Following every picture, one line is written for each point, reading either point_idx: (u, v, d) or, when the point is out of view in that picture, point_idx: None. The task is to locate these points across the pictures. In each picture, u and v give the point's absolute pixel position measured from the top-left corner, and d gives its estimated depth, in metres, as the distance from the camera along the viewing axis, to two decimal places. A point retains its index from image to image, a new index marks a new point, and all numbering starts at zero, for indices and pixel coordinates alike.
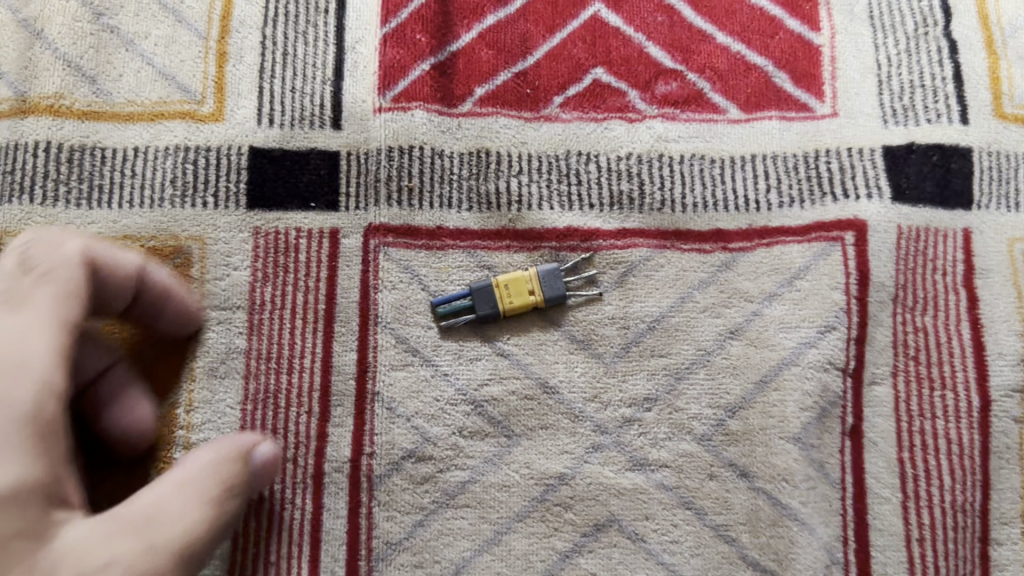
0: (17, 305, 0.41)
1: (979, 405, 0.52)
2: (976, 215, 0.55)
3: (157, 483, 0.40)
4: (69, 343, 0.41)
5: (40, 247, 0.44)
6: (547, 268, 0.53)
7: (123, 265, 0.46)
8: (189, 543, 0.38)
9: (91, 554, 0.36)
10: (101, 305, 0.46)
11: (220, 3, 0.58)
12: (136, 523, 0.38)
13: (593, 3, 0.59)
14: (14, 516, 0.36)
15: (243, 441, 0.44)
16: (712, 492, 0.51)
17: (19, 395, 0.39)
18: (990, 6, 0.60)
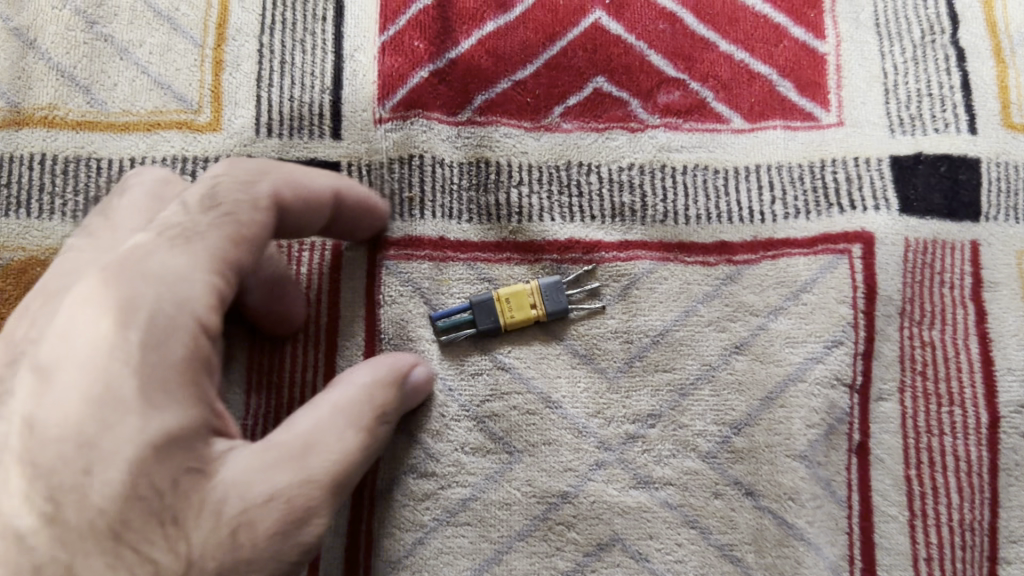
0: (182, 236, 0.40)
1: (987, 420, 0.52)
2: (984, 227, 0.54)
3: (318, 405, 0.43)
4: (228, 278, 0.41)
5: (226, 179, 0.43)
6: (550, 281, 0.52)
7: (316, 200, 0.46)
8: (340, 472, 0.41)
9: (252, 486, 0.38)
10: (300, 232, 0.47)
11: (215, 9, 0.57)
12: (298, 450, 0.40)
13: (594, 10, 0.58)
14: (183, 454, 0.37)
15: (393, 367, 0.47)
16: (716, 511, 0.50)
17: (174, 334, 0.38)
18: (998, 13, 0.59)
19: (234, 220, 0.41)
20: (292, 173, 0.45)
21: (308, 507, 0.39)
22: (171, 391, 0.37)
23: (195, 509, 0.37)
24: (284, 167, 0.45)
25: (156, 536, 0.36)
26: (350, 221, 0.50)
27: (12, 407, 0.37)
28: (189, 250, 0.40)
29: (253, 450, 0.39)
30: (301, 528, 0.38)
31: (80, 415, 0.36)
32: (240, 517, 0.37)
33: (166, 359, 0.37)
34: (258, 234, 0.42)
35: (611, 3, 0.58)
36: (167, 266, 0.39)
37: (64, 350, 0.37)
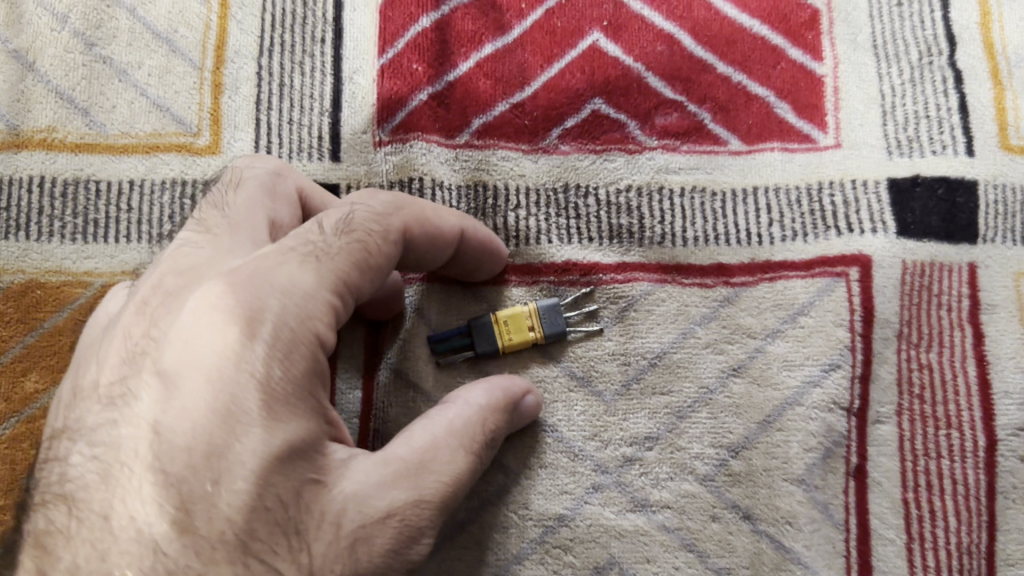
0: (312, 255, 0.40)
1: (985, 444, 0.52)
2: (982, 250, 0.54)
3: (433, 420, 0.43)
4: (346, 297, 0.41)
5: (361, 208, 0.43)
6: (548, 302, 0.52)
7: (443, 238, 0.47)
8: (450, 494, 0.41)
9: (371, 501, 0.39)
10: (421, 261, 0.48)
11: (214, 31, 0.57)
12: (414, 469, 0.40)
13: (591, 32, 0.58)
14: (305, 465, 0.37)
15: (508, 389, 0.47)
16: (714, 534, 0.50)
17: (299, 349, 0.38)
18: (995, 34, 0.59)
19: (365, 247, 0.42)
20: (426, 208, 0.46)
21: (418, 527, 0.40)
22: (295, 405, 0.38)
23: (317, 519, 0.37)
24: (422, 203, 0.46)
25: (281, 546, 0.36)
26: (473, 260, 0.51)
27: (138, 412, 0.37)
28: (314, 269, 0.40)
29: (373, 463, 0.40)
30: (412, 546, 0.39)
31: (207, 424, 0.36)
32: (359, 531, 0.38)
33: (291, 373, 0.38)
34: (382, 264, 0.43)
35: (609, 25, 0.59)
36: (291, 281, 0.39)
37: (190, 356, 0.37)
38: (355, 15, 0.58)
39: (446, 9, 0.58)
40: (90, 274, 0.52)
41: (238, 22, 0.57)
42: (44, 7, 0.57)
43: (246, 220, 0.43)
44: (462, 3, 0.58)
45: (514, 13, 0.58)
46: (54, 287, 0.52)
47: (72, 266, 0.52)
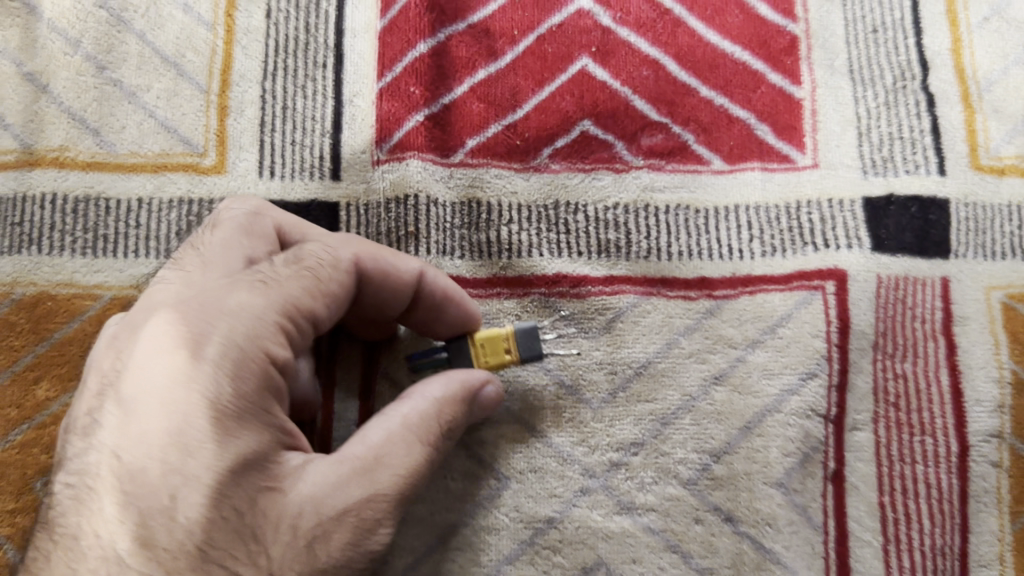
0: (261, 283, 0.44)
1: (958, 449, 0.54)
2: (954, 265, 0.57)
3: (388, 414, 0.44)
4: (295, 320, 0.44)
5: (313, 244, 0.47)
6: (525, 326, 0.51)
7: (400, 279, 0.49)
8: (407, 486, 0.43)
9: (327, 500, 0.41)
10: (380, 300, 0.50)
11: (220, 56, 0.59)
12: (367, 465, 0.42)
13: (581, 57, 0.61)
14: (257, 475, 0.40)
15: (466, 380, 0.47)
16: (697, 536, 0.52)
17: (247, 365, 0.41)
18: (966, 59, 0.61)
19: (315, 275, 0.45)
20: (383, 251, 0.49)
21: (374, 519, 0.41)
22: (245, 418, 0.40)
23: (271, 523, 0.40)
24: (380, 247, 0.49)
25: (239, 551, 0.39)
26: (434, 311, 0.51)
27: (104, 439, 0.40)
28: (260, 294, 0.43)
29: (322, 465, 0.42)
30: (371, 539, 0.41)
31: (161, 445, 0.39)
32: (314, 530, 0.40)
33: (240, 389, 0.41)
34: (336, 292, 0.46)
35: (597, 51, 0.61)
36: (241, 305, 0.43)
37: (145, 383, 0.41)
38: (355, 41, 0.60)
39: (442, 36, 0.61)
40: (100, 287, 0.55)
41: (243, 47, 0.60)
42: (57, 32, 0.59)
43: (221, 259, 0.46)
44: (457, 30, 0.61)
45: (507, 39, 0.61)
46: (65, 299, 0.54)
47: (82, 279, 0.55)
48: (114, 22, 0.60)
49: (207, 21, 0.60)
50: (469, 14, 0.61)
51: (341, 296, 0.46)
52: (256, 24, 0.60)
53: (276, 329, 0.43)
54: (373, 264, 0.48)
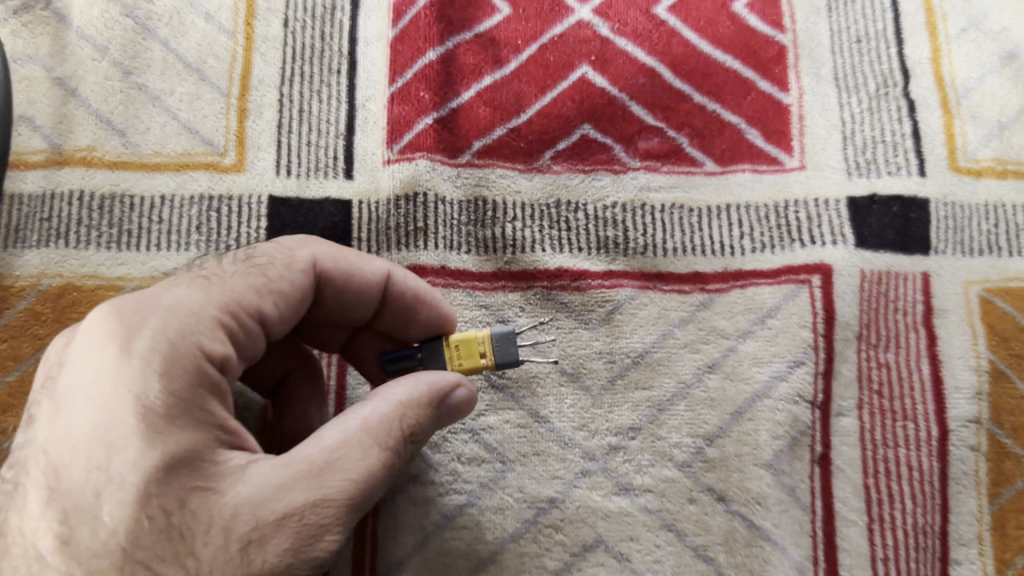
0: (200, 283, 0.45)
1: (938, 433, 0.57)
2: (934, 261, 0.60)
3: (346, 417, 0.43)
4: (236, 319, 0.45)
5: (266, 247, 0.49)
6: (502, 331, 0.49)
7: (363, 278, 0.50)
8: (357, 492, 0.42)
9: (265, 504, 0.40)
10: (345, 298, 0.51)
11: (240, 62, 0.63)
12: (318, 469, 0.41)
13: (581, 65, 0.65)
14: (188, 474, 0.40)
15: (434, 384, 0.46)
16: (691, 515, 0.55)
17: (178, 359, 0.41)
18: (945, 67, 0.64)
19: (262, 276, 0.47)
20: (345, 254, 0.51)
21: (320, 525, 0.40)
22: (178, 413, 0.40)
23: (202, 525, 0.39)
24: (342, 249, 0.51)
25: (163, 552, 0.38)
26: (404, 310, 0.52)
27: (39, 436, 0.41)
28: (199, 292, 0.44)
29: (269, 468, 0.41)
30: (313, 545, 0.40)
31: (87, 442, 0.40)
32: (251, 534, 0.39)
33: (173, 384, 0.41)
34: (284, 290, 0.47)
35: (596, 59, 0.65)
36: (178, 302, 0.43)
37: (77, 380, 0.41)
38: (368, 49, 0.64)
39: (451, 44, 0.64)
40: (123, 279, 0.58)
41: (262, 54, 0.63)
42: (85, 39, 0.63)
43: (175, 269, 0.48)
44: (464, 39, 0.64)
45: (512, 48, 0.65)
46: (90, 289, 0.57)
47: (106, 271, 0.58)
48: (140, 31, 0.63)
49: (228, 29, 0.64)
50: (476, 23, 0.65)
51: (292, 295, 0.48)
52: (274, 33, 0.64)
53: (214, 324, 0.44)
54: (336, 266, 0.50)
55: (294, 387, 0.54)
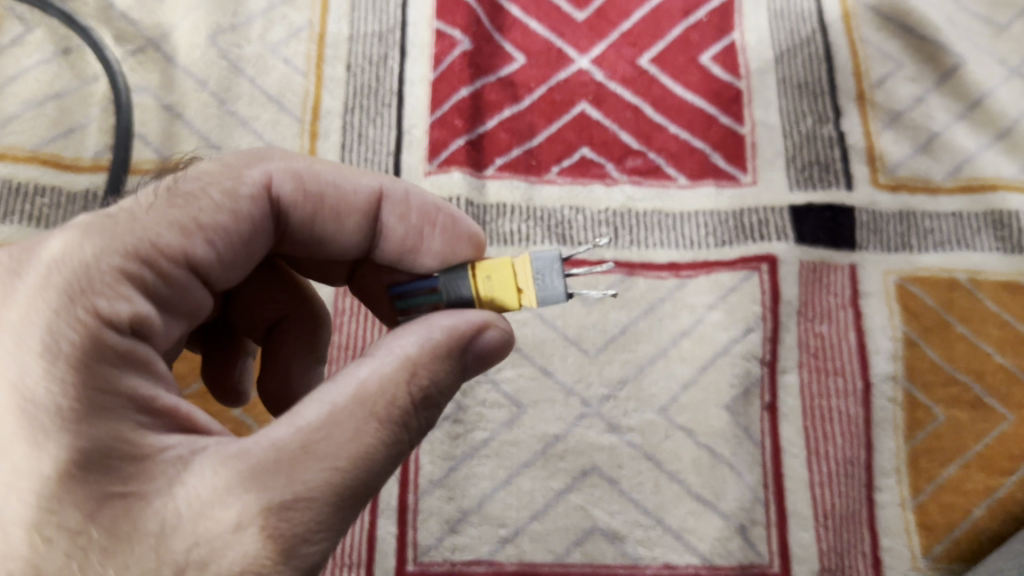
0: (103, 227, 0.44)
1: (863, 386, 0.71)
2: (860, 255, 0.75)
3: (335, 387, 0.42)
4: (147, 268, 0.45)
5: (205, 172, 0.49)
6: (545, 258, 0.44)
7: (354, 192, 0.52)
8: (345, 481, 0.40)
9: (214, 513, 0.38)
10: (338, 212, 0.52)
11: (312, 97, 0.79)
12: (295, 458, 0.39)
13: (580, 102, 0.80)
14: (95, 472, 0.38)
15: (451, 338, 0.44)
16: (667, 448, 0.69)
17: (67, 334, 0.41)
18: (869, 107, 0.80)
19: (192, 211, 0.47)
20: (324, 169, 0.52)
21: (297, 533, 0.39)
22: (76, 398, 0.39)
23: (126, 541, 0.38)
24: (326, 167, 0.52)
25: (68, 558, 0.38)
26: (409, 229, 0.53)
27: None
28: (93, 245, 0.43)
29: (219, 463, 0.40)
30: (289, 559, 0.39)
31: None
32: (200, 554, 0.38)
33: (66, 366, 0.40)
34: (218, 227, 0.47)
35: (592, 98, 0.81)
36: (71, 256, 0.43)
37: None
38: (413, 88, 0.80)
39: (477, 84, 0.80)
40: None
41: (329, 91, 0.80)
42: (189, 75, 0.79)
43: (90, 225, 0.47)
44: (489, 81, 0.80)
45: (527, 88, 0.80)
46: None
47: None
48: (232, 70, 0.80)
49: (302, 71, 0.80)
50: (497, 69, 0.81)
51: (233, 228, 0.48)
52: (338, 75, 0.80)
53: (118, 272, 0.43)
54: (300, 182, 0.51)
55: (285, 331, 0.62)
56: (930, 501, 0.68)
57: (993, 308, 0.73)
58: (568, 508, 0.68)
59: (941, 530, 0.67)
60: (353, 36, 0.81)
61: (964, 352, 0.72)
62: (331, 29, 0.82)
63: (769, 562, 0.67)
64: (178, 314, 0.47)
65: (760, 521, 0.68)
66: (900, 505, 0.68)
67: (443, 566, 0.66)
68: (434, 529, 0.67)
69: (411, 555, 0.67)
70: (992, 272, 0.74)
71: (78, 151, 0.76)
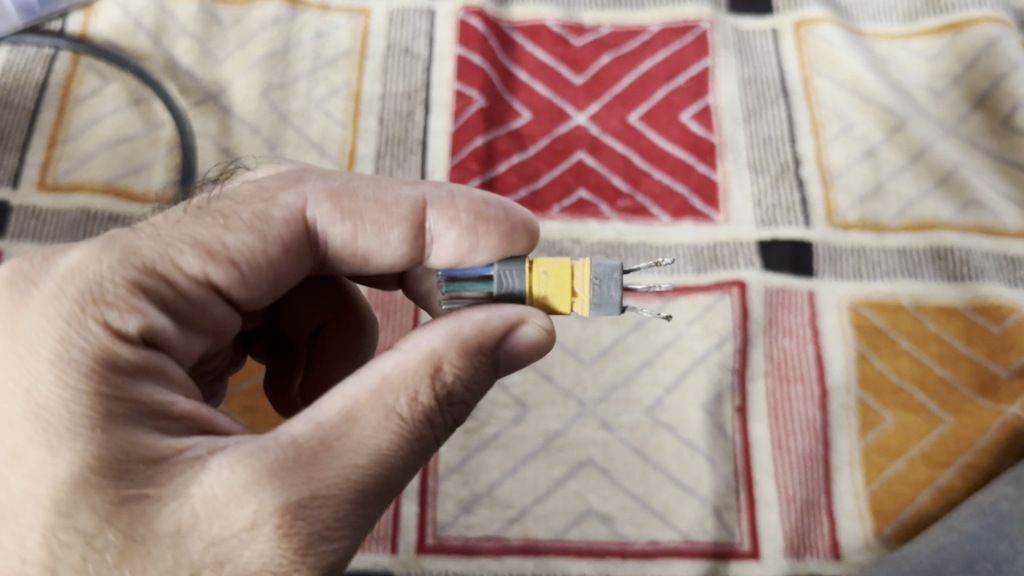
0: (123, 246, 0.52)
1: (821, 392, 0.82)
2: (817, 282, 0.87)
3: (360, 380, 0.49)
4: (159, 283, 0.52)
5: (227, 200, 0.57)
6: (604, 267, 0.50)
7: (397, 203, 0.58)
8: (362, 476, 0.47)
9: (235, 511, 0.45)
10: (382, 221, 0.58)
11: (350, 144, 0.93)
12: (316, 455, 0.46)
13: (578, 152, 0.93)
14: (106, 474, 0.45)
15: (469, 340, 0.51)
16: (652, 442, 0.81)
17: (78, 347, 0.48)
18: (826, 158, 0.94)
19: (208, 231, 0.54)
20: (361, 187, 0.59)
21: (314, 529, 0.45)
22: (91, 407, 0.47)
23: (141, 541, 0.44)
24: (364, 186, 0.59)
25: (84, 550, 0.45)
26: (459, 231, 0.58)
27: None
28: (111, 263, 0.51)
29: (236, 462, 0.46)
30: (307, 556, 0.45)
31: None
32: (221, 552, 0.45)
33: (77, 378, 0.47)
34: (235, 249, 0.55)
35: (588, 148, 0.94)
36: (86, 270, 0.51)
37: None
38: (435, 138, 0.93)
39: (491, 135, 0.93)
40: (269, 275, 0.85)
41: (363, 139, 0.93)
42: (244, 123, 0.92)
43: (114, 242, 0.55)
44: (500, 133, 0.94)
45: (532, 139, 0.94)
46: None
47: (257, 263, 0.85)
48: (281, 120, 0.93)
49: (340, 123, 0.94)
50: (507, 124, 0.94)
51: (258, 251, 0.55)
52: (371, 126, 0.94)
53: (134, 287, 0.51)
54: (336, 202, 0.58)
55: (330, 333, 0.70)
56: (880, 490, 0.79)
57: (933, 327, 0.85)
58: (567, 493, 0.79)
59: (889, 514, 0.78)
60: (385, 95, 0.95)
61: (909, 365, 0.83)
62: (366, 88, 0.95)
63: (741, 542, 0.77)
64: (200, 331, 0.55)
65: (732, 506, 0.78)
66: (854, 494, 0.78)
67: (459, 540, 0.76)
68: (451, 509, 0.78)
69: (431, 531, 0.77)
70: (933, 298, 0.86)
71: (146, 185, 0.88)
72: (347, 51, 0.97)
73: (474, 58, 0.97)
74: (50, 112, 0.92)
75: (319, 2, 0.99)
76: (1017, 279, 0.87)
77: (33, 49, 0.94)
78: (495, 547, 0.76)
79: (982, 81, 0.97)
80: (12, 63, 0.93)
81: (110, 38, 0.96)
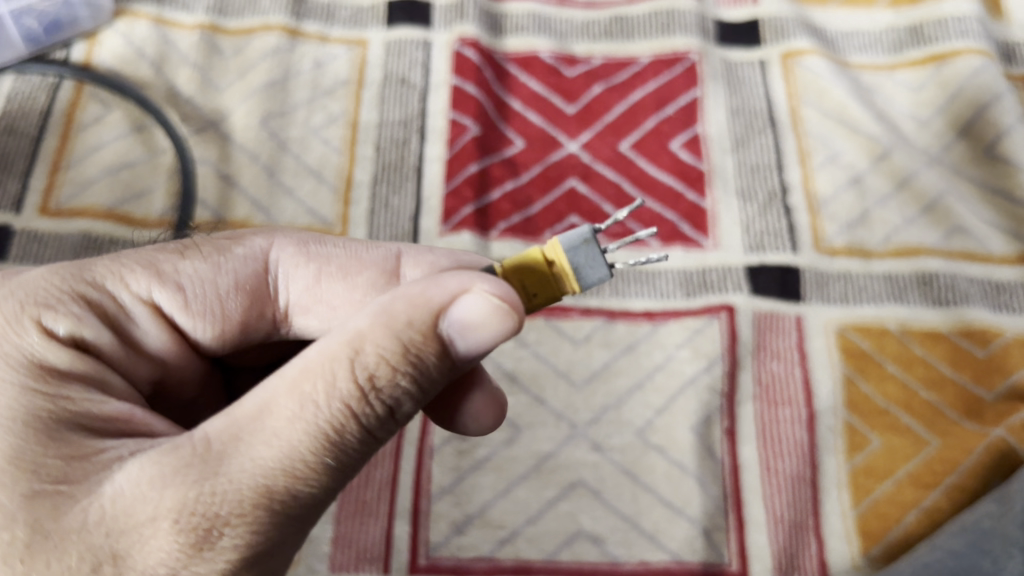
0: (79, 261, 0.57)
1: (808, 415, 0.83)
2: (805, 307, 0.89)
3: (289, 366, 0.49)
4: (100, 294, 0.56)
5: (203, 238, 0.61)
6: (572, 235, 0.50)
7: (368, 252, 0.62)
8: (267, 468, 0.46)
9: (138, 506, 0.46)
10: (352, 267, 0.61)
11: (347, 171, 0.95)
12: (223, 451, 0.47)
13: (569, 179, 0.95)
14: (22, 466, 0.48)
15: (391, 320, 0.49)
16: (642, 464, 0.82)
17: (12, 341, 0.52)
18: (812, 185, 0.96)
19: (163, 255, 0.58)
20: (331, 240, 0.63)
21: (211, 523, 0.46)
22: (17, 405, 0.50)
23: (45, 534, 0.46)
24: (337, 242, 0.63)
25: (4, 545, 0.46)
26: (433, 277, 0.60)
27: None
28: (62, 275, 0.55)
29: (147, 460, 0.47)
30: (202, 548, 0.46)
31: None
32: (121, 547, 0.46)
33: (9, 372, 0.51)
34: (185, 273, 0.58)
35: (580, 175, 0.96)
36: (39, 278, 0.55)
37: None
38: (430, 165, 0.95)
39: (484, 163, 0.95)
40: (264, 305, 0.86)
41: (360, 166, 0.95)
42: (243, 150, 0.94)
43: None
44: (493, 160, 0.96)
45: (525, 166, 0.96)
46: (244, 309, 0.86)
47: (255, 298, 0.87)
48: (279, 147, 0.95)
49: (337, 150, 0.96)
50: (501, 151, 0.96)
51: (208, 278, 0.59)
52: (367, 153, 0.96)
53: (77, 297, 0.55)
54: (302, 247, 0.61)
55: None
56: (868, 511, 0.79)
57: (919, 351, 0.86)
58: (558, 514, 0.80)
59: (876, 535, 0.78)
60: (381, 122, 0.97)
61: (895, 388, 0.85)
62: (363, 116, 0.98)
63: (729, 562, 0.78)
64: (146, 356, 0.58)
65: (721, 527, 0.79)
66: (842, 515, 0.79)
67: (450, 561, 0.77)
68: (443, 529, 0.78)
69: (423, 551, 0.77)
70: (919, 323, 0.88)
71: (147, 211, 0.90)
72: (345, 80, 1.00)
73: (468, 88, 0.99)
74: (53, 138, 0.93)
75: (317, 34, 1.02)
76: (1002, 303, 0.89)
77: (37, 77, 0.97)
78: (486, 567, 0.77)
79: (966, 110, 0.99)
80: (17, 91, 0.95)
81: (114, 67, 0.98)
